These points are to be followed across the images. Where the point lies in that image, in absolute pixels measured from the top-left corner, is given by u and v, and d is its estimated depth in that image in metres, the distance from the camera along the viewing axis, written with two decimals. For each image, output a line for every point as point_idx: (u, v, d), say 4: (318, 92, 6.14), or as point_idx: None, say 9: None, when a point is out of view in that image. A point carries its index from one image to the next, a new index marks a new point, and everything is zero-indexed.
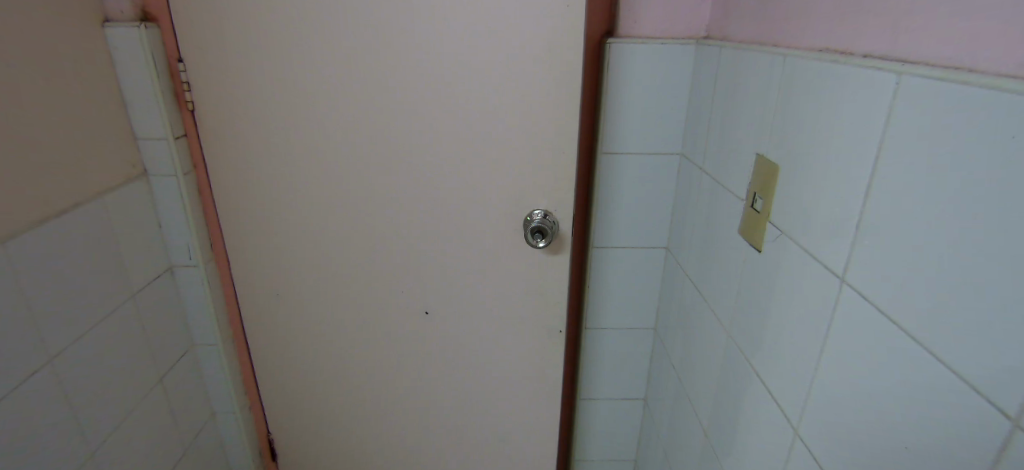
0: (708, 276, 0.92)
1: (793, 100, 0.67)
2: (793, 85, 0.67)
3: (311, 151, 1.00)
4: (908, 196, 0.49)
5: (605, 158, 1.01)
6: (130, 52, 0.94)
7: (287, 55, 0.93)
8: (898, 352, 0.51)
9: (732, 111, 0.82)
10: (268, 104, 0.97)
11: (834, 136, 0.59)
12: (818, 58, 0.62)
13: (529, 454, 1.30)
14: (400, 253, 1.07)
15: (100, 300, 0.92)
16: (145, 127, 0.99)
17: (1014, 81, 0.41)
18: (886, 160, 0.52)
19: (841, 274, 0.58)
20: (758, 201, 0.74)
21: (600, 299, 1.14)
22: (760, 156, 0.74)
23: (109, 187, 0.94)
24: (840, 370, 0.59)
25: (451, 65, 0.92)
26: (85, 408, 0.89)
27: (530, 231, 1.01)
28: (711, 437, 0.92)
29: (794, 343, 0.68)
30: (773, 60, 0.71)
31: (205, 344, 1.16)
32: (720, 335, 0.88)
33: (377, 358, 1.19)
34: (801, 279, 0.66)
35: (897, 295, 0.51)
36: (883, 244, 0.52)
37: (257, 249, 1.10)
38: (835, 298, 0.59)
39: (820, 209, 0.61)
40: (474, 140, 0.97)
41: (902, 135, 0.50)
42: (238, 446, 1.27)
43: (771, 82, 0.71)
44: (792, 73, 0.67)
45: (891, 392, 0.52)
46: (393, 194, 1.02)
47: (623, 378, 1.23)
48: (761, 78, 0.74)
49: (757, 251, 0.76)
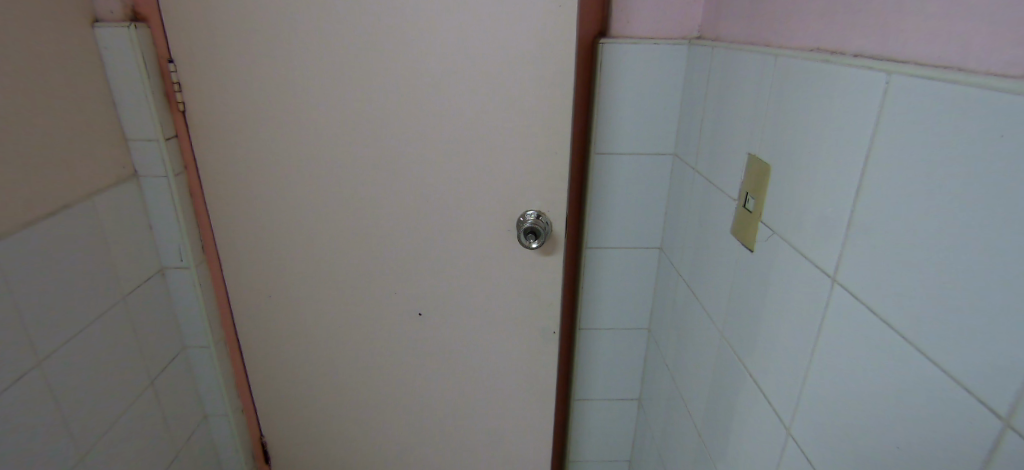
0: (701, 276, 0.92)
1: (784, 99, 0.67)
2: (784, 84, 0.67)
3: (303, 152, 1.00)
4: (899, 196, 0.49)
5: (598, 158, 1.01)
6: (119, 52, 0.94)
7: (278, 55, 0.93)
8: (889, 351, 0.51)
9: (724, 112, 0.82)
10: (259, 104, 0.97)
11: (826, 135, 0.59)
12: (808, 58, 0.62)
13: (523, 456, 1.29)
14: (392, 254, 1.07)
15: (90, 301, 0.91)
16: (135, 128, 0.99)
17: (1001, 79, 0.41)
18: (876, 159, 0.52)
19: (832, 274, 0.58)
20: (750, 201, 0.75)
21: (594, 299, 1.14)
22: (752, 155, 0.74)
23: (99, 188, 0.93)
24: (832, 370, 0.59)
25: (443, 65, 0.92)
26: (75, 410, 0.88)
27: (523, 231, 1.01)
28: (706, 437, 0.92)
29: (787, 342, 0.68)
30: (765, 60, 0.71)
31: (197, 346, 1.15)
32: (714, 334, 0.88)
33: (370, 360, 1.19)
34: (794, 278, 0.65)
35: (887, 295, 0.51)
36: (874, 243, 0.52)
37: (248, 251, 1.10)
38: (827, 297, 0.59)
39: (812, 208, 0.61)
40: (467, 140, 0.97)
41: (891, 135, 0.50)
42: (230, 450, 1.26)
43: (763, 82, 0.72)
44: (784, 74, 0.67)
45: (883, 392, 0.52)
46: (385, 195, 1.02)
47: (617, 378, 1.23)
48: (754, 77, 0.74)
49: (749, 251, 0.76)
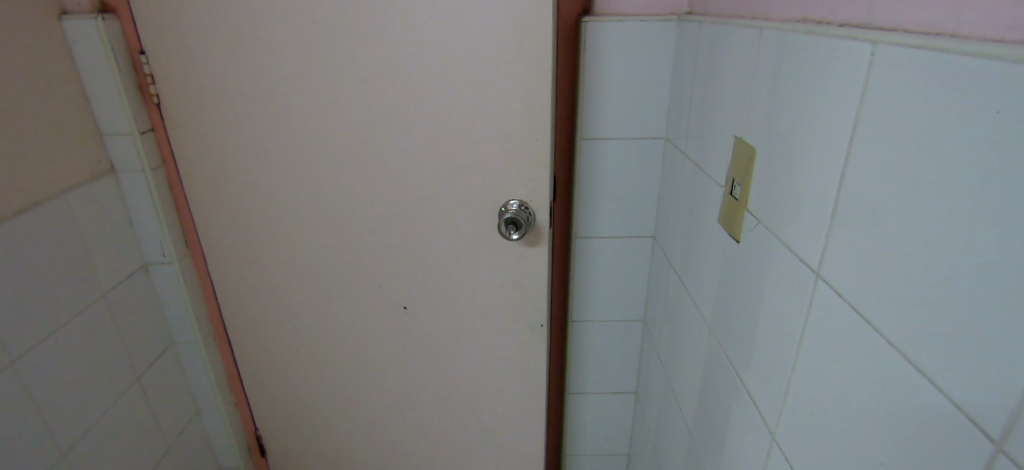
0: (693, 266, 0.87)
1: (773, 77, 0.62)
2: (774, 61, 0.62)
3: (280, 144, 0.96)
4: (886, 183, 0.44)
5: (584, 145, 0.96)
6: (88, 44, 0.91)
7: (248, 43, 0.89)
8: (877, 357, 0.46)
9: (713, 92, 0.77)
10: (232, 96, 0.94)
11: (813, 116, 0.54)
12: (796, 30, 0.57)
13: (519, 449, 1.27)
14: (375, 248, 1.04)
15: (67, 301, 0.90)
16: (110, 122, 0.96)
17: (999, 45, 0.35)
18: (862, 142, 0.47)
19: (818, 268, 0.54)
20: (736, 187, 0.70)
21: (585, 291, 1.10)
22: (739, 139, 0.70)
23: (73, 185, 0.91)
24: (821, 371, 0.54)
25: (418, 49, 0.87)
26: (54, 411, 0.88)
27: (504, 222, 0.96)
28: (701, 436, 0.88)
29: (778, 341, 0.63)
30: (755, 36, 0.65)
31: (185, 342, 1.14)
32: (707, 329, 0.84)
33: (359, 356, 1.17)
34: (783, 273, 0.61)
35: (874, 294, 0.46)
36: (862, 236, 0.47)
37: (231, 246, 1.08)
38: (814, 291, 0.55)
39: (801, 197, 0.56)
40: (446, 128, 0.93)
41: (880, 113, 0.45)
42: (225, 444, 1.26)
43: (752, 58, 0.67)
44: (775, 50, 0.61)
45: (870, 397, 0.48)
46: (365, 187, 0.98)
47: (612, 371, 1.19)
48: (742, 54, 0.69)
49: (736, 242, 0.72)
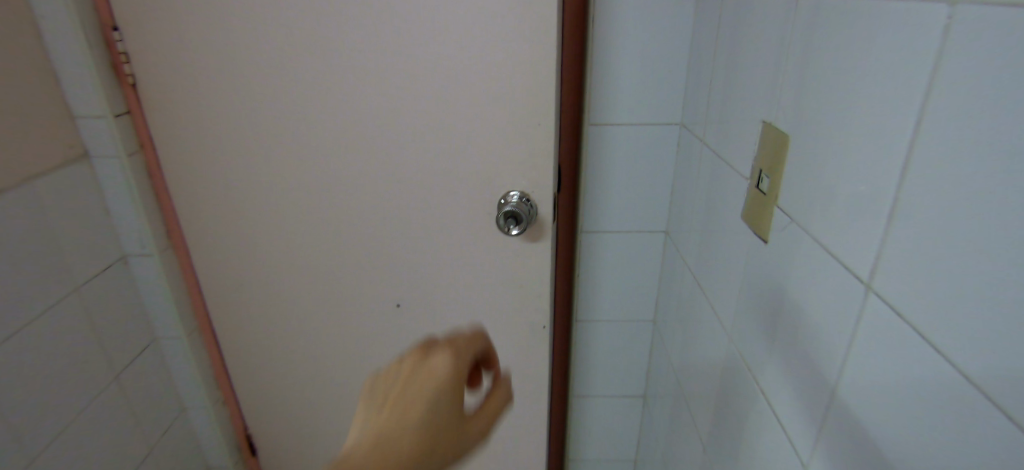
0: (710, 267, 0.79)
1: (801, 51, 0.53)
2: (804, 32, 0.53)
3: (263, 128, 0.90)
4: (951, 169, 0.34)
5: (592, 131, 0.89)
6: (57, 19, 0.84)
7: (227, 18, 0.83)
8: (934, 393, 0.36)
9: (736, 71, 0.68)
10: (212, 76, 0.87)
11: (846, 92, 0.45)
12: None
13: (519, 456, 1.20)
14: (366, 240, 0.98)
15: (36, 295, 0.84)
16: (82, 104, 0.90)
17: None
18: (915, 119, 0.37)
19: (852, 276, 0.44)
20: (764, 180, 0.61)
21: (592, 288, 1.02)
22: (769, 124, 0.61)
23: (42, 171, 0.85)
24: (850, 400, 0.45)
25: (410, 25, 0.80)
26: (20, 412, 0.82)
27: (502, 216, 0.90)
28: (711, 455, 0.80)
29: (799, 359, 0.54)
30: (782, 5, 0.57)
31: (169, 337, 1.09)
32: (722, 338, 0.75)
33: (350, 354, 1.11)
34: (805, 279, 0.52)
35: (930, 311, 0.36)
36: (914, 237, 0.37)
37: (215, 237, 1.02)
38: (846, 304, 0.45)
39: (834, 190, 0.47)
40: (440, 111, 0.85)
41: (941, 80, 0.35)
42: (212, 444, 1.21)
43: (778, 30, 0.58)
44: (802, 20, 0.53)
45: (911, 436, 0.38)
46: (355, 176, 0.92)
47: (620, 373, 1.12)
48: (768, 26, 0.60)
49: (763, 242, 0.63)
